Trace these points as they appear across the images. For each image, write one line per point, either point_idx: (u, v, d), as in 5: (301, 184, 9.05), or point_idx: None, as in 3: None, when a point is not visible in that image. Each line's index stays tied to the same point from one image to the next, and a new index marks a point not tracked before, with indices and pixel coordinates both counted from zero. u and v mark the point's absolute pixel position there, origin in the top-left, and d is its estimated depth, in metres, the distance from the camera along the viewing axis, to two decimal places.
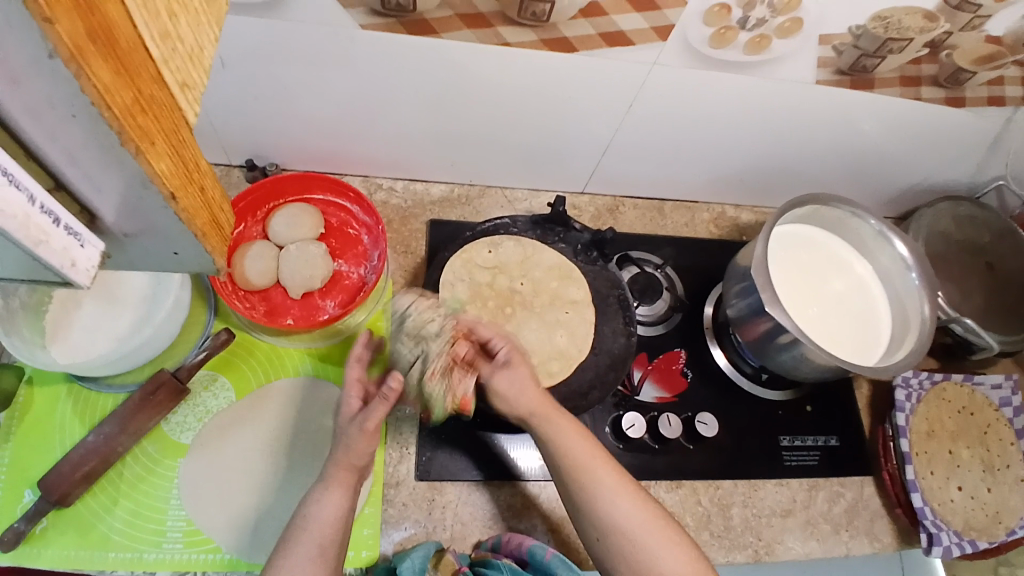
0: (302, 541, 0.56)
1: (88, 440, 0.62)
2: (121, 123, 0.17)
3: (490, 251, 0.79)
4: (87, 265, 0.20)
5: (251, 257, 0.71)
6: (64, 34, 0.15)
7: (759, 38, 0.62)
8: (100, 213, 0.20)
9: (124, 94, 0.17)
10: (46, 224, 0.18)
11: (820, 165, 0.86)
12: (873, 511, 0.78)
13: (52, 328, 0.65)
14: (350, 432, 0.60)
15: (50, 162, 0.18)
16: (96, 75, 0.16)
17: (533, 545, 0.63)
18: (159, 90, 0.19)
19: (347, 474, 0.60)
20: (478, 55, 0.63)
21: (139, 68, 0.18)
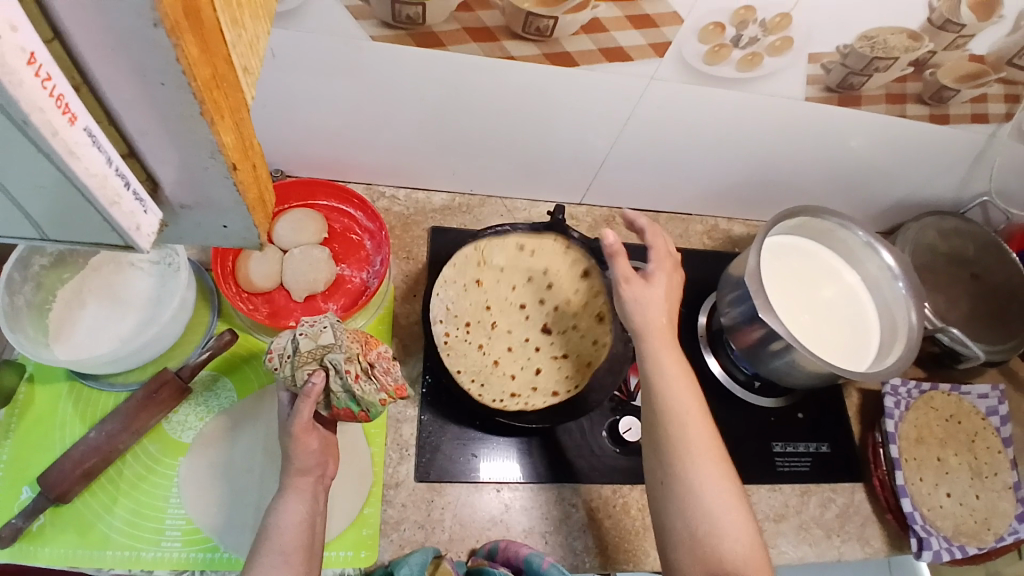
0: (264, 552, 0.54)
1: (92, 436, 0.63)
2: (202, 94, 0.19)
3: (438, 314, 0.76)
4: (149, 230, 0.23)
5: (256, 260, 0.73)
6: (169, 10, 0.17)
7: (752, 55, 0.65)
8: (162, 183, 0.22)
9: (204, 69, 0.19)
10: (119, 187, 0.20)
11: (810, 178, 0.88)
12: (864, 516, 0.79)
13: (57, 327, 0.66)
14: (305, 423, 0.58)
15: (127, 131, 0.20)
16: (187, 48, 0.18)
17: (530, 553, 0.64)
18: (228, 70, 0.21)
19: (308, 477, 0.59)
20: (484, 67, 0.65)
21: (216, 48, 0.20)
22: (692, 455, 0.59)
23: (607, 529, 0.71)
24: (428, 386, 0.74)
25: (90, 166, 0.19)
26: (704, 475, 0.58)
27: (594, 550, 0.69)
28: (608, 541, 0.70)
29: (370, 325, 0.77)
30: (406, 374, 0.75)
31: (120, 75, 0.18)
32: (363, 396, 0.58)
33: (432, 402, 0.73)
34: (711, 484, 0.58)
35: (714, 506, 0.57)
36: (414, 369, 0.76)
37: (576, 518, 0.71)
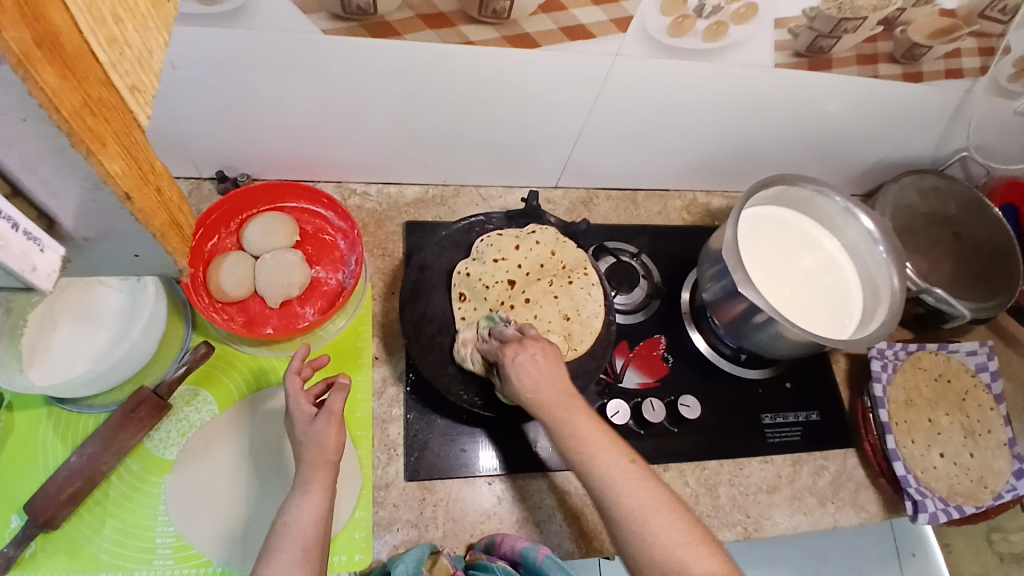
0: (283, 548, 0.53)
1: (73, 460, 0.62)
2: (71, 125, 0.18)
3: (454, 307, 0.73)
4: (49, 270, 0.21)
5: (227, 268, 0.71)
6: (12, 42, 0.16)
7: (716, 25, 0.63)
8: (57, 219, 0.22)
9: (73, 98, 0.18)
10: (3, 229, 0.19)
11: (786, 146, 0.87)
12: (857, 481, 0.79)
13: (29, 353, 0.64)
14: (319, 429, 0.60)
15: (10, 172, 0.20)
16: (43, 79, 0.17)
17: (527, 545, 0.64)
18: (107, 93, 0.20)
19: (325, 474, 0.58)
20: (443, 55, 0.64)
21: (86, 73, 0.19)
22: (595, 453, 0.55)
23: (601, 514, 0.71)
24: (413, 383, 0.73)
25: None
26: (614, 470, 0.54)
27: (591, 535, 0.69)
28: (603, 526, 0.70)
29: (350, 325, 0.76)
30: (389, 373, 0.74)
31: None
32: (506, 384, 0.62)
33: (418, 399, 0.72)
34: (627, 481, 0.53)
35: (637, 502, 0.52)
36: (397, 367, 0.75)
37: (569, 505, 0.71)
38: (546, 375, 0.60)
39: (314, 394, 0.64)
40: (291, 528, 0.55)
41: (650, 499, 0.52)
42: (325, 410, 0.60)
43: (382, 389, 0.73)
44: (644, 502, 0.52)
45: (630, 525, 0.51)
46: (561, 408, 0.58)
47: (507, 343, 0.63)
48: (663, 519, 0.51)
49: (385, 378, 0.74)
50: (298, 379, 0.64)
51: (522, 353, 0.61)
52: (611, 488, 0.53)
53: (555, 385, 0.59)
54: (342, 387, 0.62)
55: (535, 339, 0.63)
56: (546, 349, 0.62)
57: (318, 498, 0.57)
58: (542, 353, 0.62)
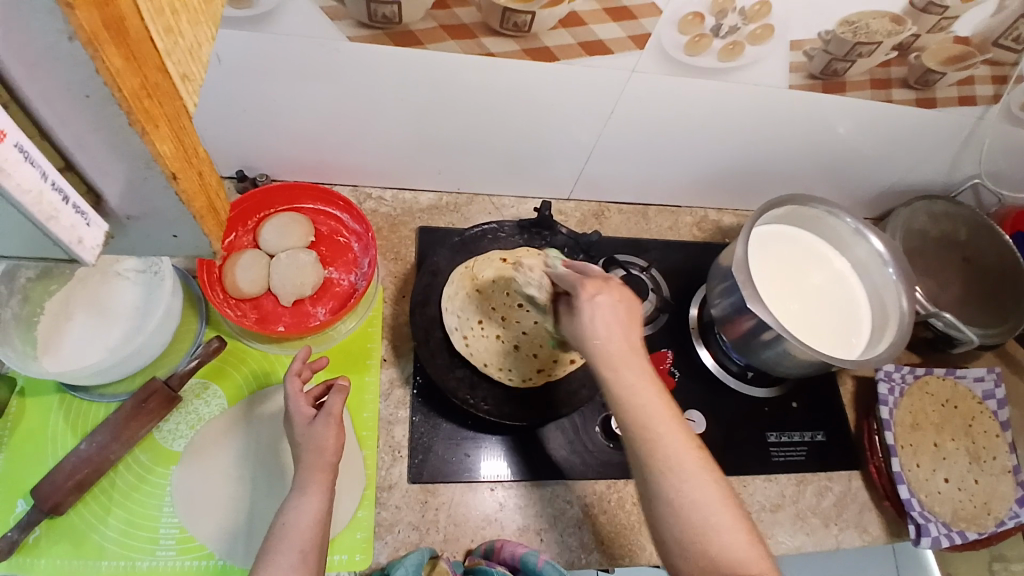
0: (286, 547, 0.53)
1: (82, 448, 0.62)
2: (129, 105, 0.20)
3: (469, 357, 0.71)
4: (92, 243, 0.23)
5: (242, 266, 0.72)
6: (84, 23, 0.17)
7: (732, 45, 0.64)
8: (104, 197, 0.23)
9: (132, 80, 0.19)
10: (56, 202, 0.21)
11: (799, 165, 0.87)
12: (861, 504, 0.79)
13: (43, 342, 0.65)
14: (318, 431, 0.60)
15: (62, 143, 0.21)
16: (108, 61, 0.18)
17: (527, 552, 0.65)
18: (162, 79, 0.21)
19: (324, 476, 0.59)
20: (463, 64, 0.65)
21: (146, 58, 0.20)
22: (660, 433, 0.52)
23: (602, 526, 0.71)
24: (420, 387, 0.73)
25: (22, 181, 0.19)
26: (678, 453, 0.52)
27: (592, 545, 0.69)
28: (603, 536, 0.70)
29: (360, 327, 0.76)
30: (396, 376, 0.75)
31: (61, 89, 0.19)
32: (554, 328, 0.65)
33: (424, 403, 0.72)
34: (688, 470, 0.51)
35: (693, 492, 0.50)
36: (404, 370, 0.75)
37: (570, 514, 0.71)
38: (620, 324, 0.56)
39: (313, 396, 0.65)
40: (293, 527, 0.55)
41: (713, 496, 0.51)
42: (325, 412, 0.61)
43: (389, 391, 0.74)
44: (706, 494, 0.51)
45: (683, 513, 0.50)
46: (632, 371, 0.55)
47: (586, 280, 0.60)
48: (722, 515, 0.50)
49: (392, 380, 0.74)
50: (297, 381, 0.65)
51: (604, 302, 0.57)
52: (675, 474, 0.51)
53: (626, 339, 0.56)
54: (343, 389, 0.63)
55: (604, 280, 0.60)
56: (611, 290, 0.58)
57: (316, 500, 0.57)
58: (613, 304, 0.57)
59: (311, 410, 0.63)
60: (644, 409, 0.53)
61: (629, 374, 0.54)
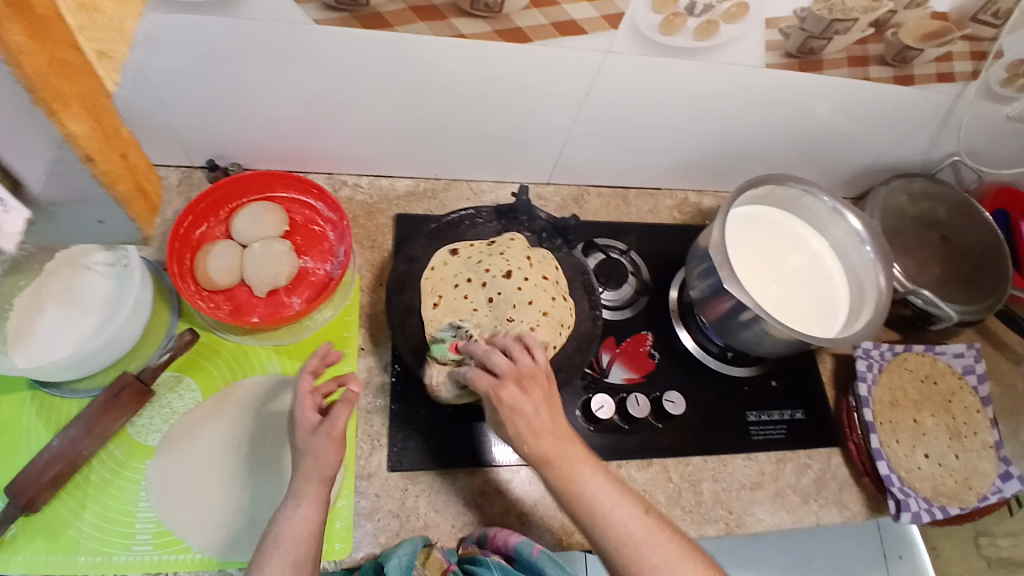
0: (273, 560, 0.53)
1: (55, 443, 0.62)
2: (42, 92, 0.23)
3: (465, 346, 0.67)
4: (13, 224, 0.28)
5: (215, 258, 0.71)
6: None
7: (707, 24, 0.63)
8: (25, 184, 0.27)
9: (43, 67, 0.23)
10: None
11: (778, 145, 0.87)
12: (841, 481, 0.80)
13: (13, 338, 0.64)
14: (318, 443, 0.58)
15: None
16: (19, 50, 0.22)
17: (521, 541, 0.64)
18: (79, 67, 0.25)
19: (320, 488, 0.58)
20: (435, 47, 0.64)
21: (62, 52, 0.24)
22: (583, 486, 0.56)
23: None
24: (398, 374, 0.73)
25: None
26: (601, 497, 0.56)
27: (574, 527, 0.70)
28: None
29: (337, 315, 0.76)
30: (375, 364, 0.74)
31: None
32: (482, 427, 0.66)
33: (402, 390, 0.72)
34: (612, 507, 0.55)
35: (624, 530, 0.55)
36: (383, 358, 0.75)
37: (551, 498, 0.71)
38: (541, 424, 0.57)
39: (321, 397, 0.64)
40: (282, 537, 0.54)
41: (641, 519, 0.56)
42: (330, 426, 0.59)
43: (368, 379, 0.73)
44: (635, 521, 0.55)
45: (620, 546, 0.54)
46: (556, 441, 0.57)
47: (505, 383, 0.58)
48: (653, 538, 0.55)
49: (370, 369, 0.74)
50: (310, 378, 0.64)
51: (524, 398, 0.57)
52: (602, 521, 0.55)
53: (549, 427, 0.57)
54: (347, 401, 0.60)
55: (532, 380, 0.59)
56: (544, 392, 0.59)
57: (311, 510, 0.56)
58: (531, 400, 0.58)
59: (315, 415, 0.62)
60: (569, 475, 0.56)
61: (552, 451, 0.57)
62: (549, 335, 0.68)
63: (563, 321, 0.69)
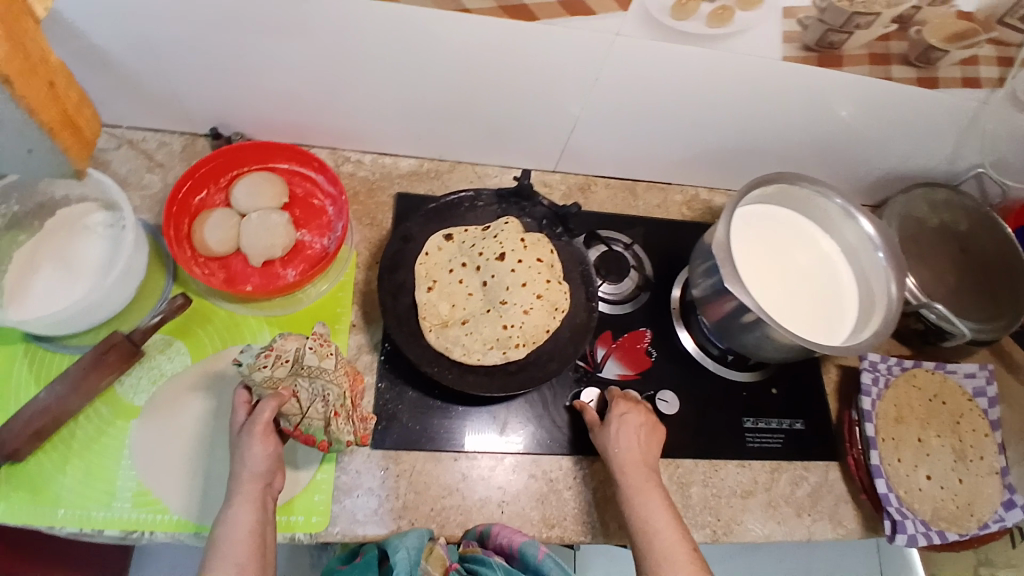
0: (218, 566, 0.54)
1: (42, 397, 0.62)
2: None
3: (466, 331, 0.68)
4: None
5: (211, 225, 0.71)
6: None
7: (721, 9, 0.61)
8: None
9: None
10: None
11: (794, 144, 0.84)
12: (838, 495, 0.77)
13: (10, 292, 0.65)
14: (244, 442, 0.59)
15: None
16: None
17: (525, 542, 0.63)
18: None
19: (254, 488, 0.58)
20: (439, 21, 0.62)
21: None
22: (641, 503, 0.61)
23: (566, 501, 0.70)
24: (387, 353, 0.72)
25: None
26: (659, 521, 0.60)
27: (555, 521, 0.68)
28: (566, 513, 0.69)
29: (331, 290, 0.75)
30: (365, 342, 0.73)
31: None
32: (334, 432, 0.61)
33: (390, 369, 0.71)
34: (666, 540, 0.59)
35: (664, 551, 0.58)
36: (373, 336, 0.74)
37: (534, 489, 0.69)
38: (636, 449, 0.65)
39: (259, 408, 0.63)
40: (222, 542, 0.55)
41: (681, 554, 0.58)
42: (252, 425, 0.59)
43: (357, 356, 0.72)
44: (675, 548, 0.58)
45: (653, 558, 0.58)
46: (638, 476, 0.63)
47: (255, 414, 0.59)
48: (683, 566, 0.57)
49: (361, 346, 0.73)
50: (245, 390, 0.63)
51: (633, 429, 0.66)
52: (650, 535, 0.59)
53: (641, 459, 0.65)
54: (275, 398, 0.59)
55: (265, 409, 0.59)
56: (648, 425, 0.68)
57: (248, 514, 0.57)
58: (633, 428, 0.66)
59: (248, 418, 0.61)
60: (643, 505, 0.61)
61: (634, 477, 0.63)
62: (543, 319, 0.69)
63: (557, 305, 0.69)
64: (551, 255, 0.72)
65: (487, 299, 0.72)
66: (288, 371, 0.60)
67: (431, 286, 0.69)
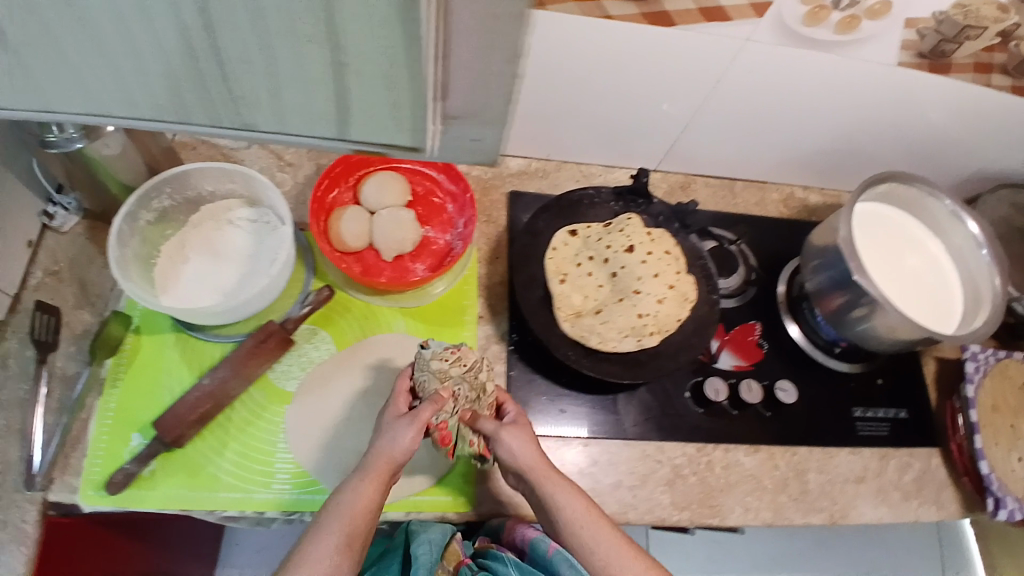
0: (329, 532, 0.56)
1: (204, 382, 0.65)
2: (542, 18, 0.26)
3: (601, 320, 0.71)
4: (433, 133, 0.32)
5: (347, 221, 0.74)
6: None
7: (850, 18, 0.65)
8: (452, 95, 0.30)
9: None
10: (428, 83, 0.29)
11: (891, 145, 0.87)
12: (940, 481, 0.79)
13: (161, 282, 0.67)
14: (394, 425, 0.60)
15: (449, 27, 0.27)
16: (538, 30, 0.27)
17: (535, 535, 0.64)
18: None
19: (383, 467, 0.58)
20: (580, 28, 0.66)
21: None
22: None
23: (691, 486, 0.72)
24: (517, 343, 0.75)
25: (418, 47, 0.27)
26: None
27: (683, 504, 0.71)
28: (692, 497, 0.72)
29: (455, 285, 0.77)
30: (492, 332, 0.76)
31: (483, 9, 0.25)
32: None
33: (521, 358, 0.75)
34: None
35: None
36: (500, 327, 0.77)
37: (660, 474, 0.72)
38: (583, 522, 0.60)
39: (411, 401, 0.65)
40: (342, 510, 0.57)
41: None
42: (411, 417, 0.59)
43: (485, 346, 0.75)
44: None
45: None
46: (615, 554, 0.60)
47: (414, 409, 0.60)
48: None
49: (488, 337, 0.76)
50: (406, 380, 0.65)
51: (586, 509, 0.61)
52: None
53: (606, 539, 0.60)
54: (435, 400, 0.60)
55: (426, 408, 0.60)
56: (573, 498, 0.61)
57: (370, 488, 0.58)
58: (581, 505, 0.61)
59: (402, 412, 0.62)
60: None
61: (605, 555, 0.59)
62: (674, 309, 0.72)
63: (688, 295, 0.72)
64: (676, 247, 0.76)
65: (616, 289, 0.75)
66: (461, 374, 0.62)
67: (564, 278, 0.72)
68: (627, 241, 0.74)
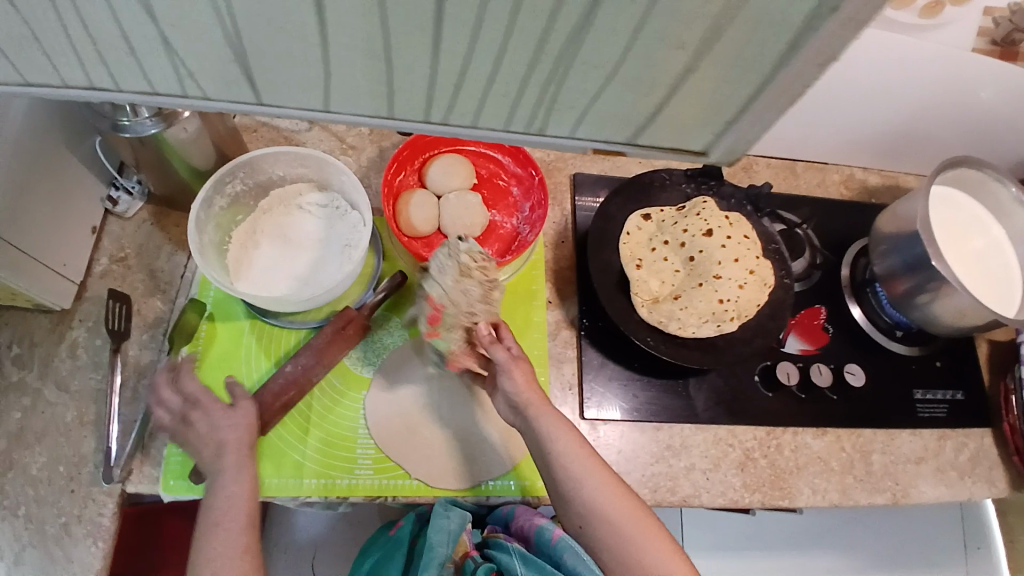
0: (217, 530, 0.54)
1: (287, 369, 0.63)
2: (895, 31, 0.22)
3: (681, 305, 0.70)
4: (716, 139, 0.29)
5: (416, 205, 0.72)
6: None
7: None
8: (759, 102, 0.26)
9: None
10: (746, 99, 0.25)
11: (957, 130, 0.86)
12: (992, 460, 0.81)
13: (235, 268, 0.66)
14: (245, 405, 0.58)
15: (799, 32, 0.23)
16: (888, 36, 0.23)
17: (542, 524, 0.66)
18: None
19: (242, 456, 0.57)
20: None
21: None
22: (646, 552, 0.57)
23: (762, 468, 0.73)
24: (588, 329, 0.75)
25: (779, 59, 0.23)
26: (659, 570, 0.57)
27: (755, 485, 0.72)
28: (764, 478, 0.73)
29: (523, 270, 0.77)
30: (562, 317, 0.76)
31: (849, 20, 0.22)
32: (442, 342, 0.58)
33: (593, 343, 0.74)
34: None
35: None
36: (570, 312, 0.77)
37: (732, 457, 0.73)
38: (603, 495, 0.57)
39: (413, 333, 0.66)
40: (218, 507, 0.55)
41: None
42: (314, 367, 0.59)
43: (556, 331, 0.75)
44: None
45: None
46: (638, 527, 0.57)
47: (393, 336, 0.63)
48: None
49: (559, 322, 0.76)
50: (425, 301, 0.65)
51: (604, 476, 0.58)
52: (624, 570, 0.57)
53: (628, 509, 0.58)
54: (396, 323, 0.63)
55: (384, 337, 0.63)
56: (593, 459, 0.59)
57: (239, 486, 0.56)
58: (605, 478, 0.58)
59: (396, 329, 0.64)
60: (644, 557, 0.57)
61: (628, 529, 0.57)
62: (754, 293, 0.71)
63: (767, 280, 0.71)
64: (752, 231, 0.74)
65: (693, 273, 0.74)
66: None
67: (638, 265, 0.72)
68: (705, 225, 0.73)
